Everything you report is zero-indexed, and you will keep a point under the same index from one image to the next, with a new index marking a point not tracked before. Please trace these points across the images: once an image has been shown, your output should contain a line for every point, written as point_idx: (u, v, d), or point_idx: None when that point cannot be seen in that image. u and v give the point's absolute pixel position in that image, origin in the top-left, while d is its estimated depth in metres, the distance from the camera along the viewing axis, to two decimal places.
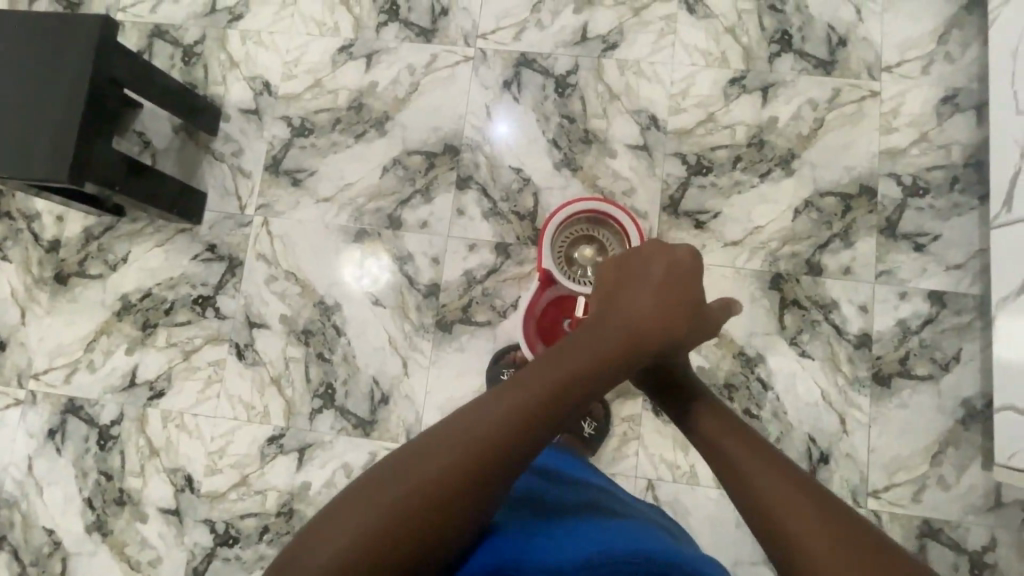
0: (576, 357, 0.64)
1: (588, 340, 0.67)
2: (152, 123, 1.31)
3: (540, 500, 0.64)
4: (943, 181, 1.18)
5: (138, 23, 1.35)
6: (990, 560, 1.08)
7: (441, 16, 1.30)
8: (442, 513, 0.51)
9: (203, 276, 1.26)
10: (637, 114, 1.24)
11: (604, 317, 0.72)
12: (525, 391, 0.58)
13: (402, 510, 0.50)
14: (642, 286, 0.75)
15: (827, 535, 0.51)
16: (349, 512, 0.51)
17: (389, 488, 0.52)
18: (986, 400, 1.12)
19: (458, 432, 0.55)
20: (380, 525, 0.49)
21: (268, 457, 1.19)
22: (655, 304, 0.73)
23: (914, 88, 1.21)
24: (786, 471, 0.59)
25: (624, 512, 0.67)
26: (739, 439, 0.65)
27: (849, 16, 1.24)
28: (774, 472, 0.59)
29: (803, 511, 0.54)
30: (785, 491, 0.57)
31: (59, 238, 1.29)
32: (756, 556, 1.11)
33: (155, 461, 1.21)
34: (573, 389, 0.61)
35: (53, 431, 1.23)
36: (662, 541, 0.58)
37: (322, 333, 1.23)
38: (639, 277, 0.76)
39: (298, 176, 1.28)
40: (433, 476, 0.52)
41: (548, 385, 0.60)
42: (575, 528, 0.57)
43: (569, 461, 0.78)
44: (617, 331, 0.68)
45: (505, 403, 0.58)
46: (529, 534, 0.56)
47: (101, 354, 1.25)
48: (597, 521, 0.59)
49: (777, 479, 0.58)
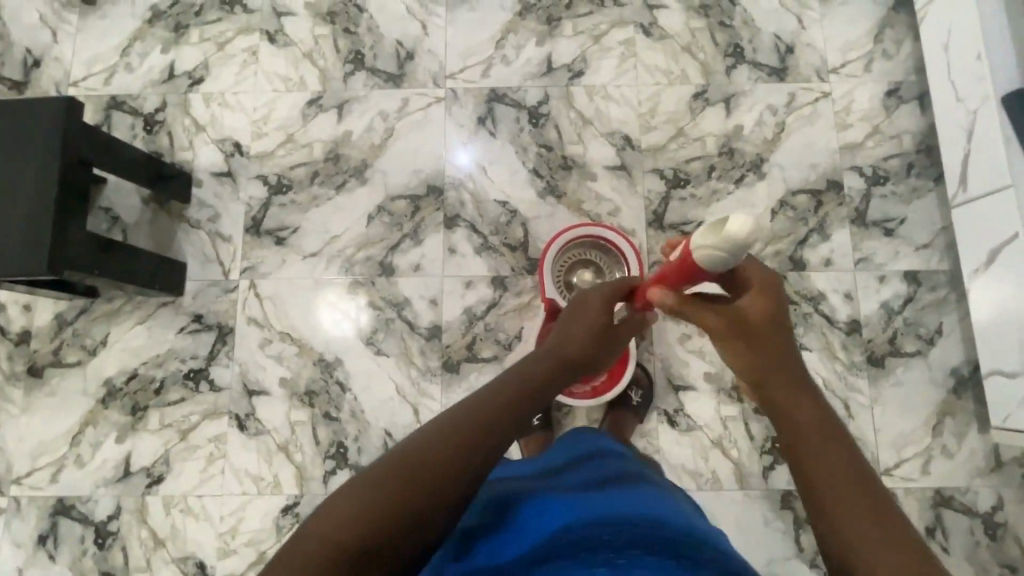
0: (531, 359, 0.66)
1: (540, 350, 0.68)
2: (119, 197, 1.26)
3: (552, 484, 0.67)
4: (900, 168, 1.26)
5: (92, 97, 1.31)
6: (1001, 519, 1.13)
7: (407, 60, 1.31)
8: (428, 503, 0.52)
9: (192, 348, 1.21)
10: (611, 135, 1.28)
11: (554, 332, 0.72)
12: (499, 388, 0.60)
13: (384, 506, 0.51)
14: (602, 308, 0.72)
15: (868, 527, 0.49)
16: (330, 514, 0.50)
17: (369, 488, 0.52)
18: (972, 366, 1.19)
19: (451, 420, 0.57)
20: (360, 525, 0.49)
21: (285, 528, 1.14)
22: (597, 331, 0.70)
23: (861, 85, 1.30)
24: (851, 473, 0.52)
25: (635, 480, 0.69)
26: (786, 386, 0.58)
27: (793, 25, 1.32)
28: (815, 436, 0.54)
29: (856, 509, 0.50)
30: (827, 459, 0.53)
31: (29, 329, 1.22)
32: (787, 552, 1.13)
33: (161, 552, 1.14)
34: (538, 392, 0.63)
35: (44, 537, 1.14)
36: (661, 506, 0.61)
37: (326, 391, 1.19)
38: (590, 301, 0.73)
39: (282, 235, 1.25)
40: (417, 468, 0.53)
41: (522, 384, 0.62)
42: (584, 501, 0.60)
43: (587, 438, 0.81)
44: (564, 352, 0.68)
45: (480, 395, 0.60)
46: (545, 513, 0.59)
47: (89, 446, 1.18)
48: (608, 493, 0.62)
49: (828, 442, 0.54)
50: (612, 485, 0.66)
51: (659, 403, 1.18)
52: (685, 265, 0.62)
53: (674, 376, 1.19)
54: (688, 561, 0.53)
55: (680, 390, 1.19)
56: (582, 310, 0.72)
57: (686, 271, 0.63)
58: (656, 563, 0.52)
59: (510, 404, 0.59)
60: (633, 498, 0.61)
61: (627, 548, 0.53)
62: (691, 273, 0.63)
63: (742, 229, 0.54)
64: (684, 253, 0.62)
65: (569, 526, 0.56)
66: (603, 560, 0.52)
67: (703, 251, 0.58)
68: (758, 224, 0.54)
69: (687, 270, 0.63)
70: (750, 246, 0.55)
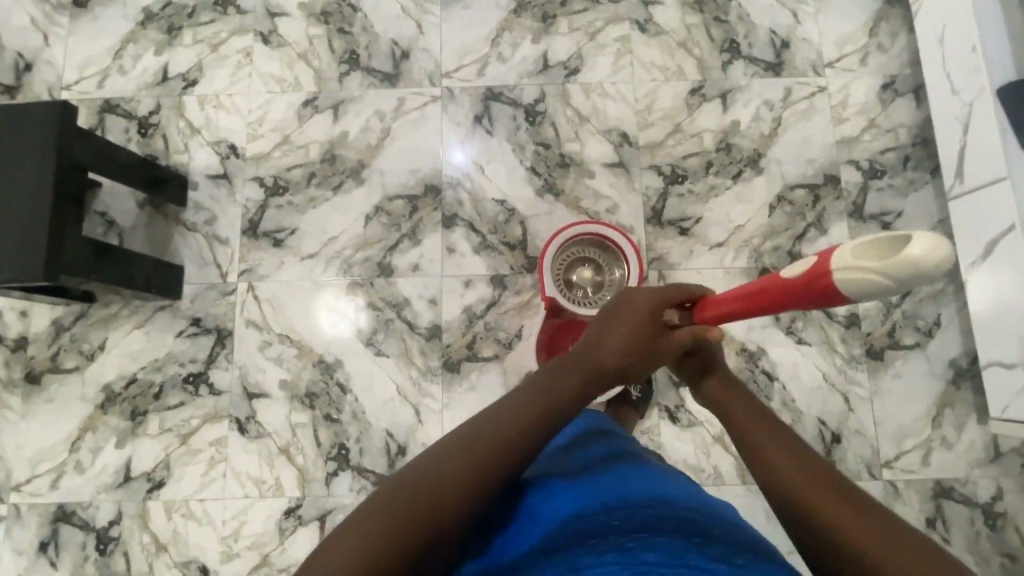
0: (552, 374, 0.64)
1: (557, 365, 0.65)
2: (114, 201, 1.25)
3: (559, 465, 0.67)
4: (897, 161, 1.27)
5: (86, 100, 1.30)
6: (1001, 509, 1.14)
7: (402, 60, 1.31)
8: (433, 529, 0.51)
9: (191, 352, 1.20)
10: (608, 133, 1.28)
11: (579, 344, 0.69)
12: (516, 401, 0.60)
13: (388, 536, 0.49)
14: (636, 312, 0.68)
15: (861, 520, 0.50)
16: (332, 550, 0.49)
17: (371, 519, 0.51)
18: (970, 357, 1.19)
19: (459, 438, 0.57)
20: (369, 552, 0.48)
21: (288, 531, 1.14)
22: (628, 344, 0.67)
23: (857, 79, 1.30)
24: (824, 475, 0.56)
25: (641, 460, 0.69)
26: (755, 414, 0.66)
27: (788, 20, 1.32)
28: (791, 449, 0.59)
29: (840, 504, 0.52)
30: (799, 468, 0.57)
31: (26, 335, 1.21)
32: (789, 545, 1.13)
33: (164, 557, 1.13)
34: (560, 407, 0.61)
35: (45, 544, 1.13)
36: (668, 485, 0.62)
37: (326, 393, 1.19)
38: (620, 315, 0.69)
39: (279, 237, 1.25)
40: (419, 489, 0.52)
41: (535, 402, 0.60)
42: (590, 484, 0.60)
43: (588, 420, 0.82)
44: (589, 365, 0.65)
45: (483, 415, 0.59)
46: (551, 502, 0.59)
47: (89, 452, 1.17)
48: (614, 475, 0.63)
49: (799, 453, 0.59)
50: (617, 465, 0.66)
51: (660, 399, 1.18)
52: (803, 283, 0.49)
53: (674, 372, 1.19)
54: (699, 538, 0.53)
55: (681, 385, 1.19)
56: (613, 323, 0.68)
57: (799, 292, 0.50)
58: (667, 543, 0.52)
59: (517, 423, 0.58)
60: (639, 480, 0.61)
61: (636, 531, 0.53)
62: (807, 296, 0.50)
63: (919, 260, 0.39)
64: (810, 267, 0.48)
65: (580, 515, 0.56)
66: (611, 544, 0.52)
67: (843, 272, 0.44)
68: (951, 255, 0.39)
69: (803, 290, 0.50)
70: (918, 280, 0.40)
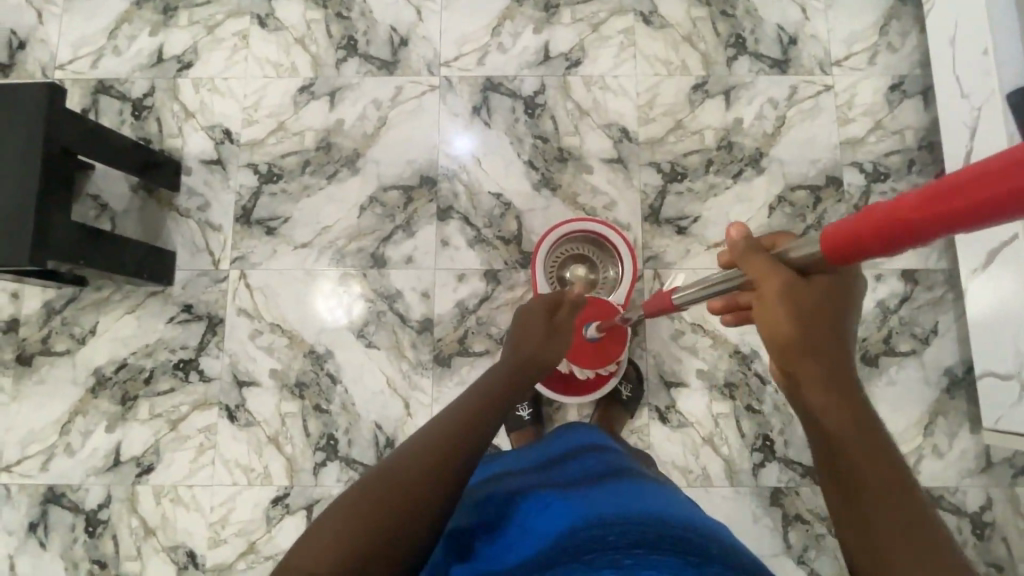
0: (500, 366, 0.74)
1: (510, 355, 0.76)
2: (107, 184, 1.24)
3: (555, 481, 0.67)
4: (901, 164, 1.24)
5: (79, 80, 1.28)
6: (989, 519, 1.14)
7: (401, 47, 1.28)
8: (412, 528, 0.51)
9: (182, 338, 1.20)
10: (608, 127, 1.26)
11: (514, 342, 0.79)
12: (488, 385, 0.67)
13: (368, 534, 0.49)
14: (538, 315, 0.82)
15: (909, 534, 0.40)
16: (311, 545, 0.49)
17: (353, 512, 0.51)
18: (966, 366, 1.18)
19: (443, 420, 0.59)
20: (354, 538, 0.49)
21: (275, 519, 1.15)
22: (551, 331, 0.80)
23: (865, 78, 1.27)
24: (890, 474, 0.42)
25: (635, 473, 0.69)
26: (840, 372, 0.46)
27: (796, 16, 1.28)
28: (863, 435, 0.44)
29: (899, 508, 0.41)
30: (870, 461, 0.43)
31: (17, 316, 1.20)
32: (776, 548, 1.13)
33: (152, 541, 1.14)
34: (517, 380, 0.70)
35: (35, 524, 1.14)
36: (659, 500, 0.60)
37: (316, 383, 1.19)
38: (534, 314, 0.82)
39: (272, 225, 1.23)
40: (405, 473, 0.53)
41: (499, 383, 0.68)
42: (586, 499, 0.60)
43: (582, 431, 0.83)
44: (526, 352, 0.76)
45: (466, 403, 0.62)
46: (545, 515, 0.58)
47: (79, 434, 1.17)
48: (609, 489, 0.62)
49: (871, 443, 0.43)
50: (611, 478, 0.66)
51: (651, 399, 1.18)
52: (962, 192, 0.29)
53: (666, 372, 1.18)
54: (697, 557, 0.49)
55: (671, 386, 1.18)
56: (533, 320, 0.82)
57: (947, 210, 0.30)
58: (661, 561, 0.48)
59: (498, 407, 0.63)
60: (636, 496, 0.59)
61: (632, 548, 0.50)
62: (964, 211, 0.29)
63: None
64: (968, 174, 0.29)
65: (575, 529, 0.54)
66: (608, 561, 0.49)
67: None
68: None
69: (955, 205, 0.29)
70: None
